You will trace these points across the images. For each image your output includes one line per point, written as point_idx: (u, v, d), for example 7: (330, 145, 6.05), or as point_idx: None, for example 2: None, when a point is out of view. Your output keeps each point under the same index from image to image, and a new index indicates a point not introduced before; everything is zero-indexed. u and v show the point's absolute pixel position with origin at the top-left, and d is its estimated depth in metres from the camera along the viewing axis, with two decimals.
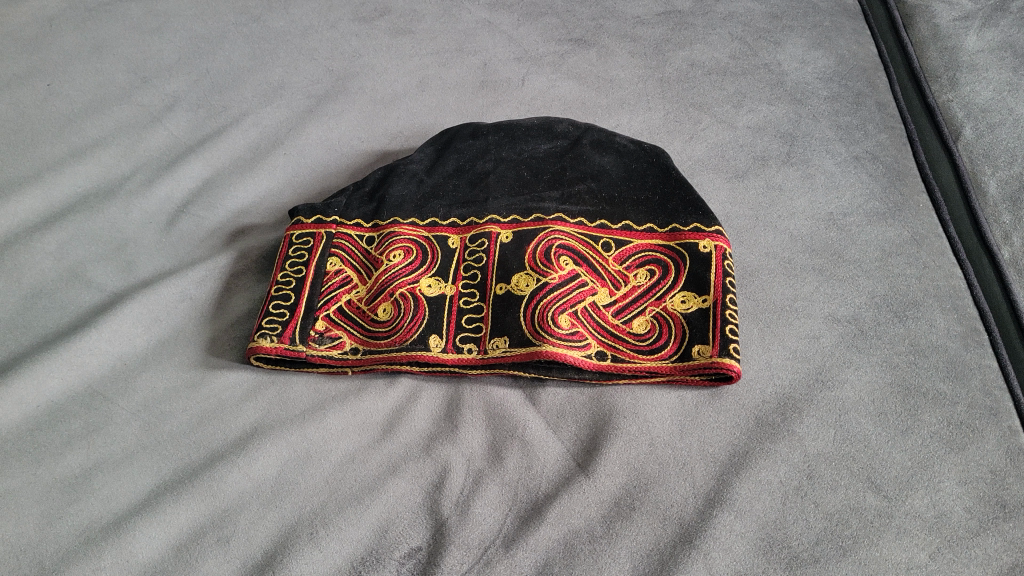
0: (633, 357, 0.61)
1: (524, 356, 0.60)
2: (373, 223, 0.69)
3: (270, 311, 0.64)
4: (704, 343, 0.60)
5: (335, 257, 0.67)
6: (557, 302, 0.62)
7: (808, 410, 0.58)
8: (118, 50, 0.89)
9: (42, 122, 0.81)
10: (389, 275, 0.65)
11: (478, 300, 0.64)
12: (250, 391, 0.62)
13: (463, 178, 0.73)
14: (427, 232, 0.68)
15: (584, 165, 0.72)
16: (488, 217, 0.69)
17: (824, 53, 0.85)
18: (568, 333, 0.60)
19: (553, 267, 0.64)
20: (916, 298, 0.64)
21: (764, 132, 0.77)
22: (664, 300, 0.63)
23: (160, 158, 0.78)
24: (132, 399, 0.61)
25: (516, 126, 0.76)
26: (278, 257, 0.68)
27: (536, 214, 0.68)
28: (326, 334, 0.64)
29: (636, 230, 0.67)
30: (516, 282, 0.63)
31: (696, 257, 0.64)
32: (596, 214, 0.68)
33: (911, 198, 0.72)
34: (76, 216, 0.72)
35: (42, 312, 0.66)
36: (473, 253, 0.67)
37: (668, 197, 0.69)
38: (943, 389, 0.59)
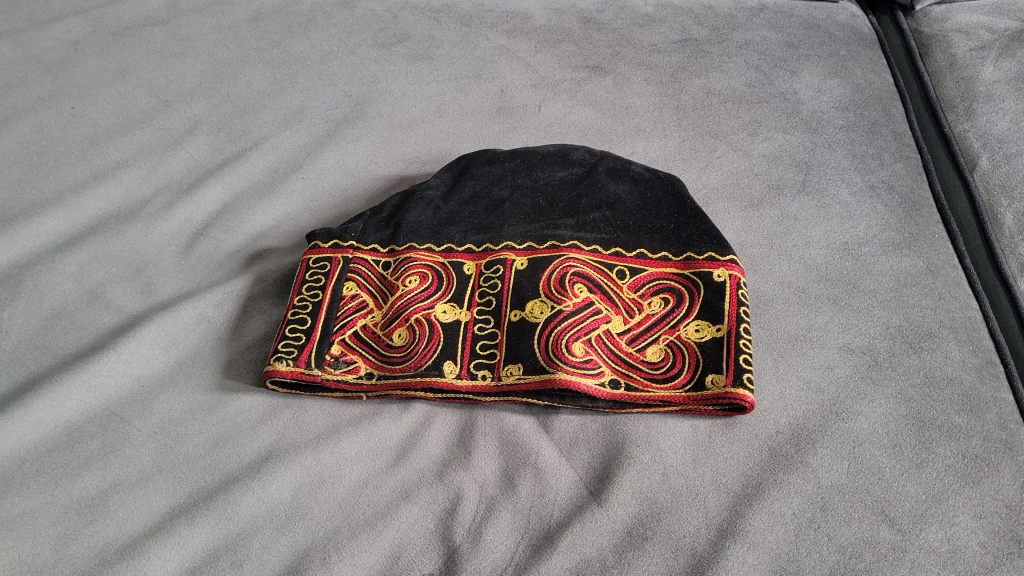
0: (647, 386, 0.61)
1: (538, 383, 0.60)
2: (390, 248, 0.70)
3: (286, 335, 0.65)
4: (718, 373, 0.60)
5: (352, 281, 0.68)
6: (571, 330, 0.62)
7: (822, 441, 0.58)
8: (141, 74, 0.90)
9: (66, 144, 0.82)
10: (405, 301, 0.66)
11: (493, 327, 0.65)
12: (265, 414, 0.63)
13: (479, 205, 0.73)
14: (443, 258, 0.69)
15: (599, 193, 0.72)
16: (503, 243, 0.69)
17: (840, 82, 0.85)
18: (582, 361, 0.60)
19: (567, 295, 0.64)
20: (931, 329, 0.64)
21: (779, 161, 0.77)
22: (678, 329, 0.63)
23: (180, 180, 0.79)
24: (149, 420, 0.62)
25: (532, 154, 0.77)
26: (295, 281, 0.69)
27: (551, 241, 0.68)
28: (341, 359, 0.64)
29: (650, 258, 0.67)
30: (531, 309, 0.64)
31: (711, 286, 0.64)
32: (611, 242, 0.69)
33: (927, 228, 0.72)
34: (97, 239, 0.73)
35: (62, 333, 0.67)
36: (488, 279, 0.67)
37: (683, 225, 0.69)
38: (958, 423, 0.59)
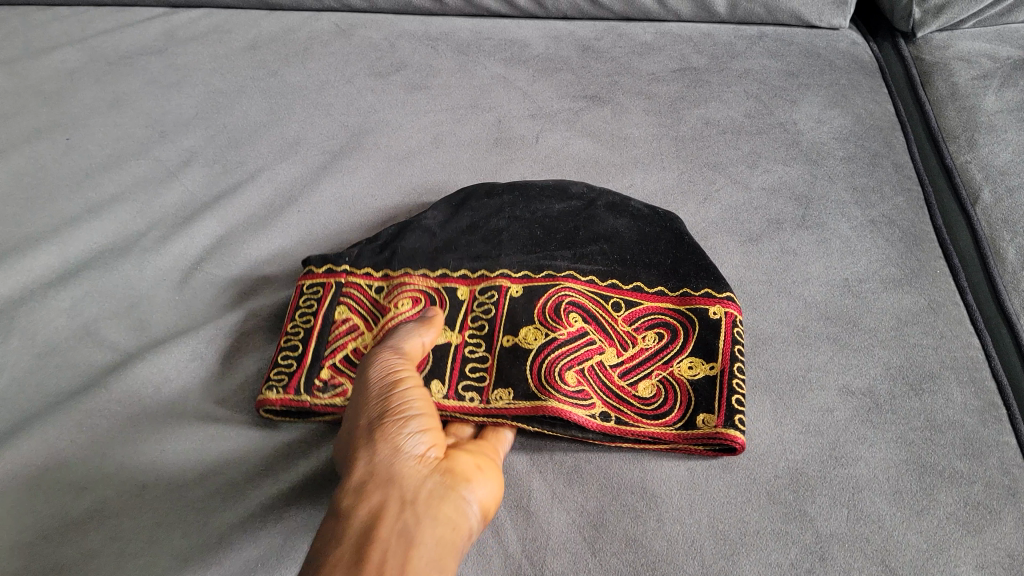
0: (637, 421, 0.60)
1: (529, 409, 0.59)
2: (384, 272, 0.70)
3: (278, 362, 0.64)
4: (710, 412, 0.59)
5: (344, 306, 0.68)
6: (564, 359, 0.62)
7: (820, 488, 0.57)
8: (137, 104, 0.89)
9: (60, 176, 0.81)
10: (397, 323, 0.65)
11: (484, 350, 0.64)
12: (258, 454, 0.62)
13: (476, 234, 0.72)
14: (438, 283, 0.68)
15: (597, 226, 0.72)
16: (499, 270, 0.69)
17: (841, 112, 0.84)
18: (572, 391, 0.60)
19: (562, 323, 0.64)
20: (933, 370, 0.64)
21: (779, 195, 0.77)
22: (671, 364, 0.63)
23: (175, 213, 0.79)
24: (140, 460, 0.61)
25: (531, 187, 0.76)
26: (288, 307, 0.68)
27: (547, 270, 0.68)
28: (331, 382, 0.63)
29: (647, 292, 0.67)
30: (524, 335, 0.64)
31: (706, 323, 0.64)
32: (607, 274, 0.68)
33: (928, 263, 0.71)
34: (90, 274, 0.73)
35: (54, 372, 0.66)
36: (483, 304, 0.66)
37: (680, 261, 0.69)
38: (960, 468, 0.58)
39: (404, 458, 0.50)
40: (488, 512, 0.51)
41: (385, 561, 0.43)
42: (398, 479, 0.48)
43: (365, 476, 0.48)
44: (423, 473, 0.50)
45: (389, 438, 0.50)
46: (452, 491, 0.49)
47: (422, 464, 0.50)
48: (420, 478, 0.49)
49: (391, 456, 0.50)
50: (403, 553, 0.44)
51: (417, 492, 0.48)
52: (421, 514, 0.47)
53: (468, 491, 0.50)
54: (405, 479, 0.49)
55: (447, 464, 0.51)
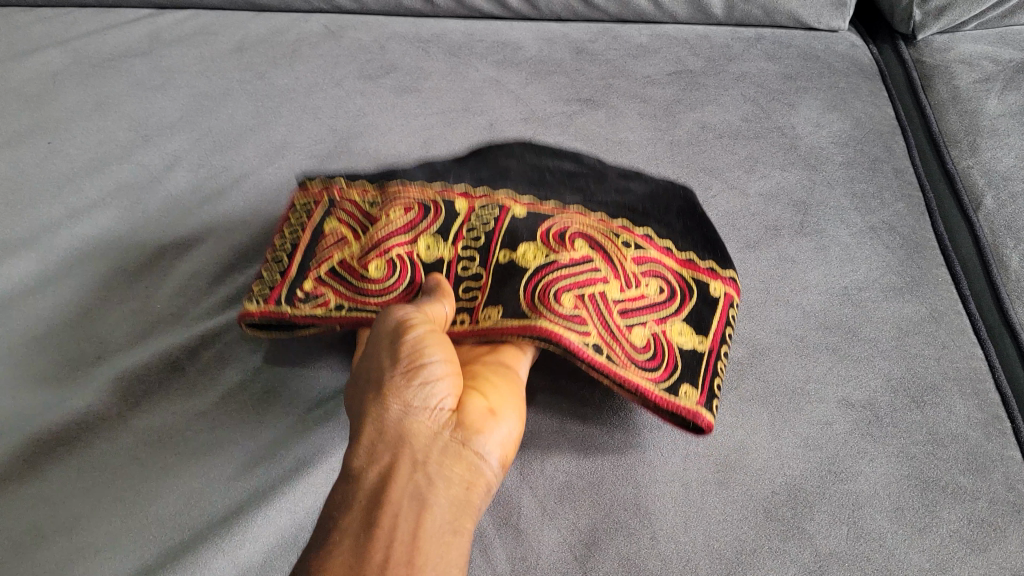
0: (625, 365, 0.58)
1: (517, 327, 0.57)
2: (378, 185, 0.67)
3: (262, 273, 0.63)
4: (693, 386, 0.59)
5: (333, 217, 0.65)
6: (564, 282, 0.60)
7: (820, 504, 0.55)
8: (121, 107, 0.87)
9: (42, 181, 0.79)
10: (384, 232, 0.63)
11: (478, 266, 0.63)
12: (239, 469, 0.61)
13: (481, 167, 0.70)
14: (435, 194, 0.66)
15: (613, 193, 0.69)
16: (502, 193, 0.67)
17: (840, 116, 0.82)
18: (568, 313, 0.58)
19: (566, 248, 0.62)
20: (935, 381, 0.62)
21: (776, 201, 0.75)
22: (665, 323, 0.62)
23: (159, 216, 0.77)
24: (117, 474, 0.60)
25: (543, 146, 0.73)
26: (280, 222, 0.67)
27: (555, 202, 0.67)
28: (314, 293, 0.62)
29: (655, 243, 0.65)
30: (523, 253, 0.62)
31: (704, 296, 0.64)
32: (616, 214, 0.67)
33: (929, 271, 0.70)
34: (70, 283, 0.71)
35: (30, 384, 0.65)
36: (481, 217, 0.65)
37: (692, 228, 0.68)
38: (964, 483, 0.57)
39: (415, 413, 0.48)
40: (504, 457, 0.51)
41: (396, 529, 0.44)
42: (410, 437, 0.48)
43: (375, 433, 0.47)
44: (435, 429, 0.49)
45: (399, 390, 0.48)
46: (465, 446, 0.49)
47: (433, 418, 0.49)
48: (432, 434, 0.49)
49: (401, 411, 0.48)
50: (417, 515, 0.45)
51: (428, 449, 0.48)
52: (431, 474, 0.47)
53: (483, 442, 0.50)
54: (417, 437, 0.48)
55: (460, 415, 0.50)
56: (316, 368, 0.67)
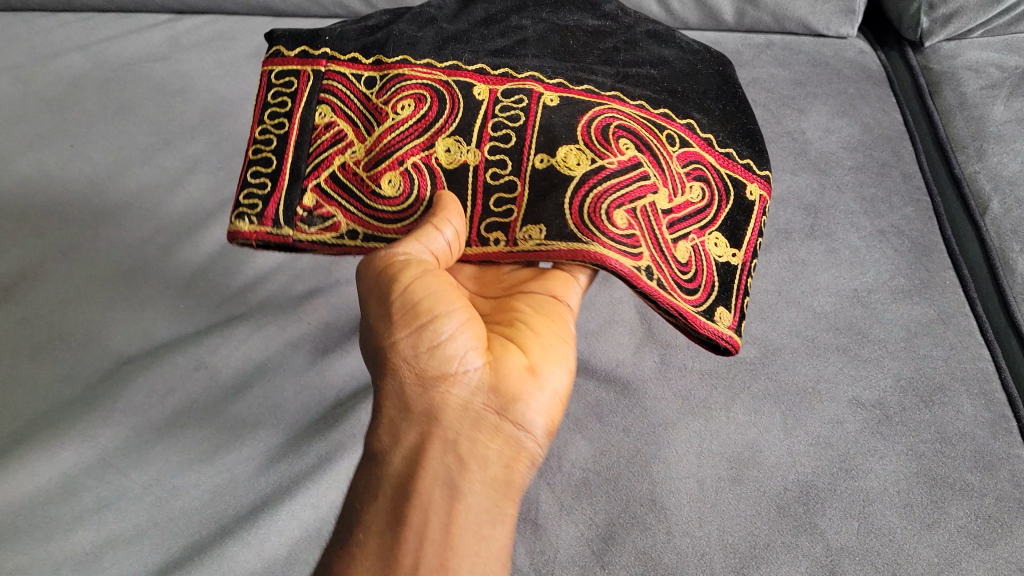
0: (672, 290, 0.56)
1: (566, 253, 0.53)
2: (374, 60, 0.61)
3: (249, 181, 0.59)
4: (727, 309, 0.59)
5: (325, 106, 0.60)
6: (614, 195, 0.55)
7: (831, 500, 0.58)
8: (141, 110, 0.84)
9: (62, 184, 0.77)
10: (394, 135, 0.58)
11: (510, 174, 0.58)
12: (264, 464, 0.63)
13: (493, 31, 0.65)
14: (447, 76, 0.60)
15: (640, 52, 0.67)
16: (525, 72, 0.62)
17: (849, 122, 0.83)
18: (622, 235, 0.54)
19: (612, 149, 0.57)
20: (943, 382, 0.64)
21: (787, 204, 0.76)
22: (705, 233, 0.60)
23: (180, 219, 0.76)
24: (145, 471, 0.62)
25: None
26: (257, 97, 0.61)
27: (589, 85, 0.62)
28: (316, 212, 0.59)
29: (697, 134, 0.63)
30: (565, 156, 0.57)
31: (741, 201, 0.63)
32: (659, 101, 0.63)
33: (937, 274, 0.71)
34: (93, 283, 0.71)
35: (57, 385, 0.66)
36: (506, 107, 0.59)
37: (730, 116, 0.66)
38: (971, 480, 0.59)
39: (434, 388, 0.46)
40: (548, 420, 0.49)
41: (428, 523, 0.43)
42: (438, 413, 0.46)
43: (397, 412, 0.46)
44: (465, 396, 0.47)
45: (415, 363, 0.46)
46: (502, 416, 0.47)
47: (461, 383, 0.47)
48: (462, 404, 0.47)
49: (422, 382, 0.46)
50: (449, 503, 0.44)
51: (459, 423, 0.46)
52: (464, 455, 0.46)
53: (523, 411, 0.47)
54: (446, 411, 0.46)
55: (493, 375, 0.48)
56: (338, 365, 0.69)
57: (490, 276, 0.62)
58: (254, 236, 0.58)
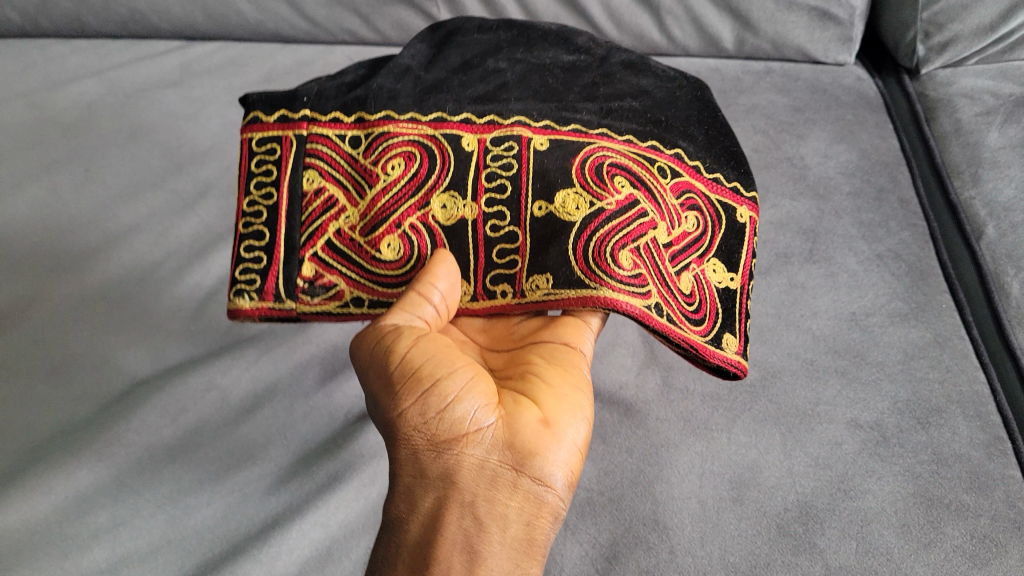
0: (681, 323, 0.59)
1: (575, 299, 0.56)
2: (357, 117, 0.62)
3: (244, 256, 0.60)
4: (733, 335, 0.62)
5: (312, 171, 0.61)
6: (616, 237, 0.58)
7: (830, 520, 0.60)
8: (154, 135, 0.85)
9: (78, 209, 0.79)
10: (387, 198, 0.60)
11: (508, 226, 0.60)
12: (275, 483, 0.64)
13: (472, 77, 0.66)
14: (433, 129, 0.62)
15: (620, 84, 0.68)
16: (512, 117, 0.63)
17: (847, 147, 0.85)
18: (629, 276, 0.57)
19: (608, 190, 0.59)
20: (939, 404, 0.66)
21: (787, 228, 0.78)
22: (704, 262, 0.63)
23: (192, 242, 0.78)
24: (159, 491, 0.63)
25: (531, 33, 0.69)
26: (240, 165, 0.62)
27: (575, 124, 0.63)
28: (318, 282, 0.61)
29: (685, 163, 0.65)
30: (563, 203, 0.59)
31: (733, 226, 0.65)
32: (646, 134, 0.65)
33: (934, 298, 0.73)
34: (107, 305, 0.73)
35: (72, 405, 0.67)
36: (496, 156, 0.61)
37: (714, 141, 0.68)
38: (966, 501, 0.61)
39: (447, 453, 0.48)
40: (568, 472, 0.50)
41: None
42: (454, 476, 0.48)
43: (414, 478, 0.48)
44: (479, 456, 0.49)
45: (426, 429, 0.49)
46: (520, 472, 0.49)
47: (473, 442, 0.49)
48: (477, 464, 0.48)
49: (434, 446, 0.48)
50: (470, 566, 0.45)
51: (475, 483, 0.48)
52: (482, 516, 0.47)
53: (541, 465, 0.49)
54: (461, 473, 0.48)
55: (506, 431, 0.49)
56: (346, 386, 0.70)
57: (500, 331, 0.64)
58: (255, 312, 0.60)
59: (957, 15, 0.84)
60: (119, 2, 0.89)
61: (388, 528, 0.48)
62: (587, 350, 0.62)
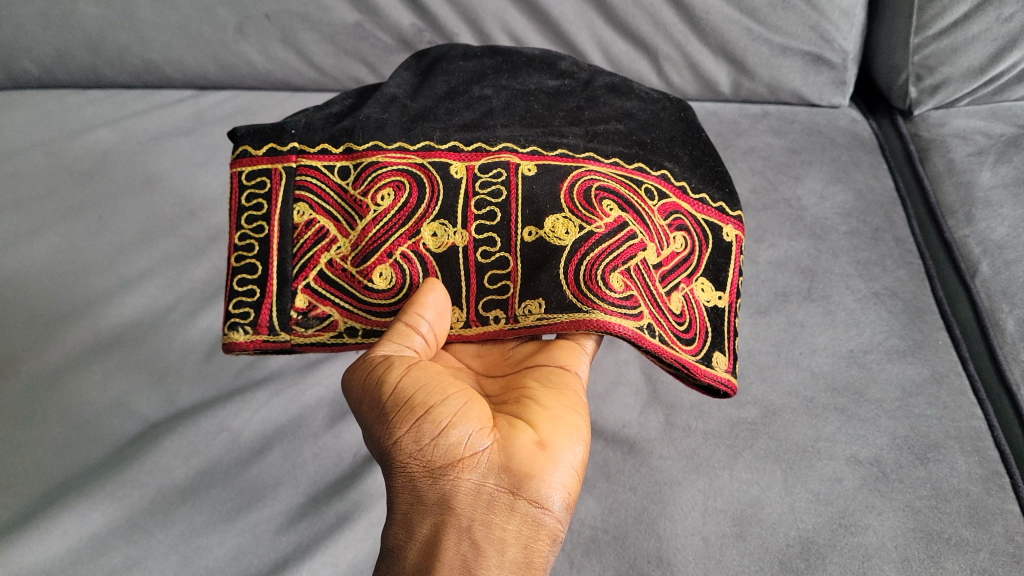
0: (673, 343, 0.61)
1: (569, 323, 0.58)
2: (344, 147, 0.66)
3: (237, 290, 0.63)
4: (723, 352, 0.64)
5: (302, 204, 0.65)
6: (607, 260, 0.60)
7: (831, 556, 0.61)
8: (168, 182, 0.87)
9: (92, 255, 0.81)
10: (377, 228, 0.63)
11: (499, 252, 0.63)
12: (285, 523, 0.66)
13: (457, 104, 0.70)
14: (421, 158, 0.66)
15: (604, 107, 0.73)
16: (498, 143, 0.67)
17: (843, 188, 0.87)
18: (621, 298, 0.58)
19: (597, 213, 0.62)
20: (937, 440, 0.67)
21: (785, 268, 0.80)
22: (693, 281, 0.65)
23: (204, 286, 0.79)
24: (172, 531, 0.65)
25: (516, 59, 0.74)
26: (230, 199, 0.65)
27: (562, 149, 0.68)
28: (311, 313, 0.64)
29: (671, 183, 0.69)
30: (552, 228, 0.62)
31: (720, 244, 0.68)
32: (631, 156, 0.69)
33: (930, 334, 0.74)
34: (121, 348, 0.74)
35: (86, 447, 0.69)
36: (485, 183, 0.65)
37: (698, 161, 0.72)
38: (966, 535, 0.62)
39: (442, 479, 0.50)
40: (566, 494, 0.50)
41: None
42: (450, 501, 0.49)
43: (410, 505, 0.50)
44: (475, 480, 0.50)
45: (421, 457, 0.51)
46: (516, 495, 0.49)
47: (468, 467, 0.50)
48: (473, 488, 0.50)
49: (429, 473, 0.50)
50: None
51: (472, 508, 0.49)
52: (479, 540, 0.48)
53: (537, 486, 0.50)
54: (457, 498, 0.49)
55: (501, 454, 0.51)
56: (354, 426, 0.71)
57: (495, 357, 0.66)
58: (250, 344, 0.63)
59: (947, 59, 0.85)
60: (134, 53, 0.91)
61: (387, 558, 0.49)
62: (584, 373, 0.63)
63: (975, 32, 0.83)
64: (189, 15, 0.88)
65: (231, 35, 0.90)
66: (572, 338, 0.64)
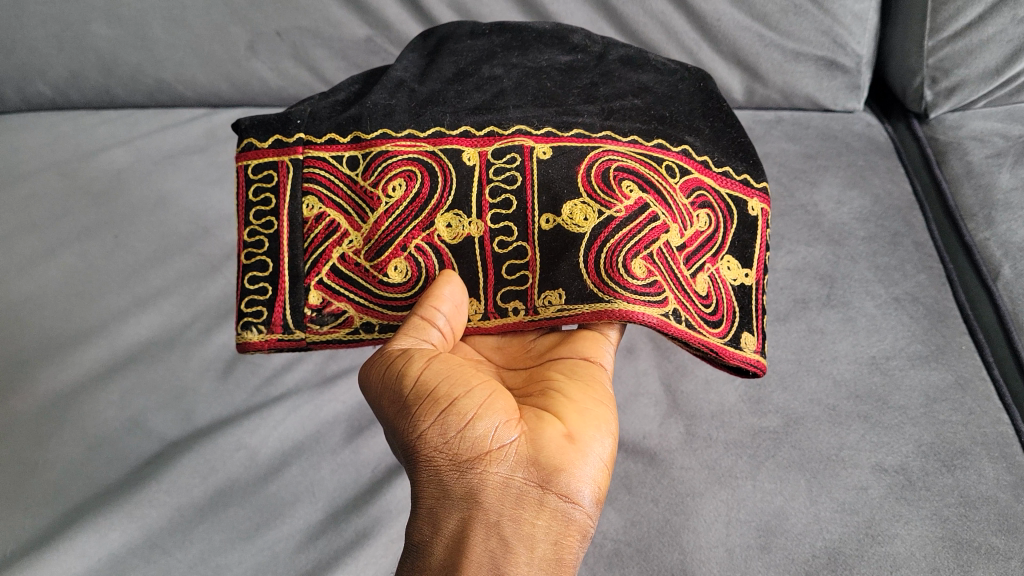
0: (699, 326, 0.61)
1: (591, 314, 0.58)
2: (352, 137, 0.65)
3: (248, 289, 0.63)
4: (750, 333, 0.64)
5: (311, 198, 0.64)
6: (629, 245, 0.60)
7: (858, 567, 0.60)
8: (181, 201, 0.87)
9: (108, 274, 0.81)
10: (390, 221, 0.63)
11: (516, 242, 0.63)
12: (305, 540, 0.65)
13: (467, 86, 0.68)
14: (432, 145, 0.64)
15: (619, 83, 0.71)
16: (512, 126, 0.65)
17: (860, 193, 0.86)
18: (643, 285, 0.59)
19: (617, 196, 0.61)
20: (964, 446, 0.66)
21: (804, 274, 0.79)
22: (718, 260, 0.65)
23: (218, 304, 0.79)
24: (191, 550, 0.64)
25: (525, 31, 0.72)
26: (239, 194, 0.65)
27: (577, 129, 0.65)
28: (325, 309, 0.64)
29: (694, 158, 0.67)
30: (571, 214, 0.61)
31: (745, 218, 0.67)
32: (651, 133, 0.67)
33: (953, 339, 0.73)
34: (136, 367, 0.74)
35: (104, 466, 0.69)
36: (499, 169, 0.64)
37: (719, 133, 0.70)
38: (996, 544, 0.61)
39: (469, 473, 0.49)
40: (596, 488, 0.50)
41: None
42: (477, 496, 0.49)
43: (437, 499, 0.49)
44: (503, 474, 0.49)
45: (447, 450, 0.50)
46: (546, 490, 0.49)
47: (496, 460, 0.50)
48: (501, 482, 0.49)
49: (456, 466, 0.50)
50: None
51: (500, 502, 0.49)
52: (506, 537, 0.48)
53: (567, 481, 0.49)
54: (485, 492, 0.49)
55: (529, 447, 0.50)
56: (373, 441, 0.71)
57: (515, 349, 0.66)
58: (265, 343, 0.63)
59: (963, 61, 0.85)
60: (147, 73, 0.92)
61: (412, 554, 0.49)
62: (609, 364, 0.63)
63: (991, 33, 0.82)
64: (202, 33, 0.88)
65: (243, 52, 0.90)
66: (596, 329, 0.64)
